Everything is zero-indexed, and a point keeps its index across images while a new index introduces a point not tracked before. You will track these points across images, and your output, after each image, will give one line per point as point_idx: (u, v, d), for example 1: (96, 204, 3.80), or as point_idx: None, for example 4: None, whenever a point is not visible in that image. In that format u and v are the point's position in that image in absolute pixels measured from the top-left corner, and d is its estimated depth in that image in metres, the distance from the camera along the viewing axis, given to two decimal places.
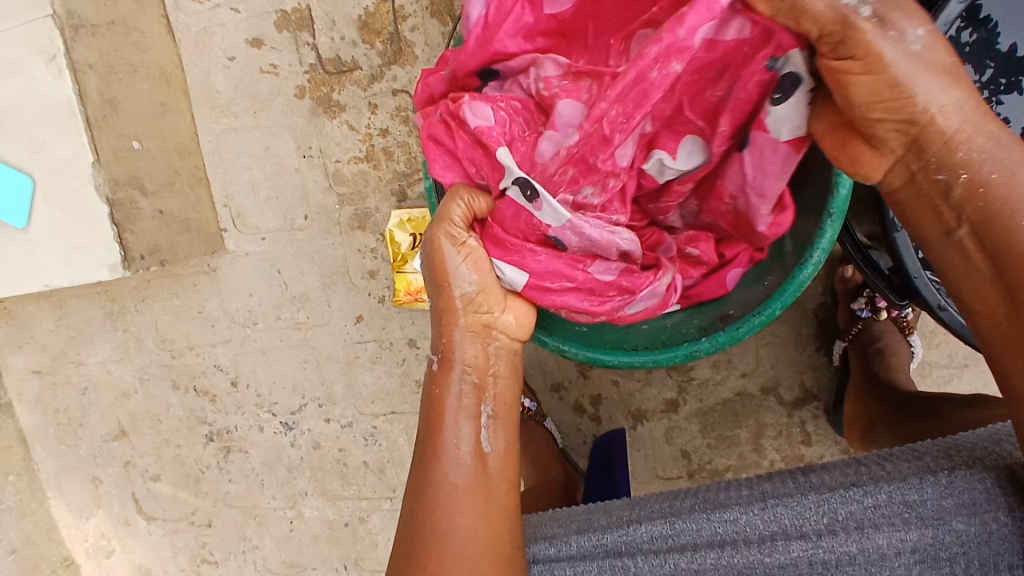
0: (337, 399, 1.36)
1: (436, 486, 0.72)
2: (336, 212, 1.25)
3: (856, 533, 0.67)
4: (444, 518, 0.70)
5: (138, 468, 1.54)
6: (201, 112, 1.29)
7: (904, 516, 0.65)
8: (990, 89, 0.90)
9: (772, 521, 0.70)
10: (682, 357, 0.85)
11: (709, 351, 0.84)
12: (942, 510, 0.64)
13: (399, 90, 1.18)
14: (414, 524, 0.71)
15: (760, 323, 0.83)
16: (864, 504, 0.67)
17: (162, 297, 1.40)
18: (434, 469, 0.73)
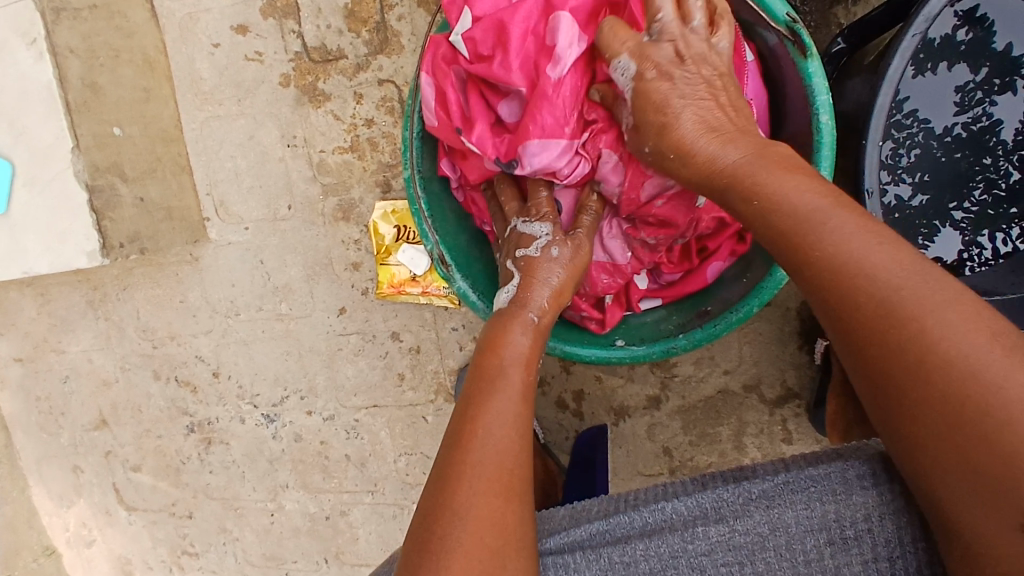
0: (319, 391, 1.35)
1: (464, 456, 0.68)
2: (319, 202, 1.24)
3: (768, 512, 0.67)
4: (470, 482, 0.66)
5: (119, 458, 1.53)
6: (185, 98, 1.25)
7: (811, 492, 0.67)
8: (984, 90, 0.89)
9: (693, 502, 0.70)
10: (660, 353, 0.85)
11: (686, 347, 0.83)
12: (845, 483, 0.66)
13: (385, 80, 1.17)
14: (438, 500, 0.66)
15: (738, 319, 0.83)
16: (776, 482, 0.68)
17: (144, 286, 1.38)
18: (461, 477, 0.66)
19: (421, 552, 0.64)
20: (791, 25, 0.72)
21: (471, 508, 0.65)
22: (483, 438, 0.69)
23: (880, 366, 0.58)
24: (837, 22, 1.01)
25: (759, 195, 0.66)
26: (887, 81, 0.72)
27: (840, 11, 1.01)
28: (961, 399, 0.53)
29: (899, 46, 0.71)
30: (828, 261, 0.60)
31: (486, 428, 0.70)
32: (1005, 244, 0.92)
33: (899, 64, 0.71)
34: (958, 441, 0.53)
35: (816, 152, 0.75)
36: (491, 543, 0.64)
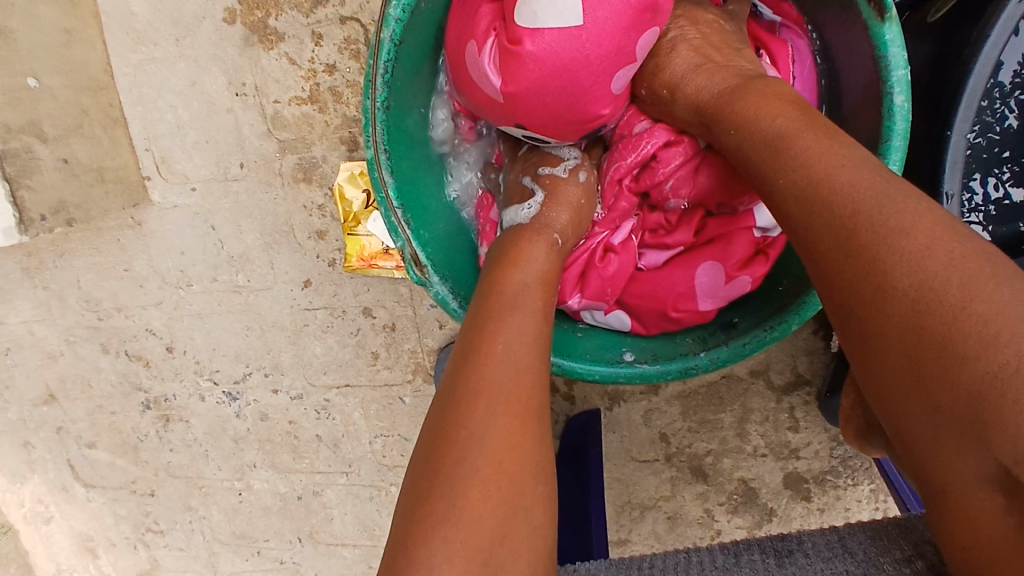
0: (284, 369, 1.23)
1: (477, 378, 0.58)
2: (276, 160, 1.08)
3: None
4: (472, 427, 0.56)
5: (72, 434, 1.41)
6: (116, 37, 1.07)
7: None
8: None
9: None
10: (677, 372, 0.76)
11: (706, 368, 0.74)
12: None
13: (349, 18, 1.00)
14: (435, 451, 0.56)
15: (771, 340, 0.73)
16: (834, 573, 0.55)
17: (83, 252, 1.23)
18: (463, 413, 0.57)
19: (422, 498, 0.54)
20: None
21: (485, 437, 0.55)
22: (498, 358, 0.60)
23: (858, 298, 0.52)
24: None
25: (738, 123, 0.66)
26: (985, 55, 0.66)
27: None
28: (956, 347, 0.46)
29: (986, 29, 0.66)
30: (797, 193, 0.58)
31: (489, 368, 0.59)
32: (997, 189, 0.80)
33: (989, 50, 0.66)
34: (935, 365, 0.47)
35: (886, 141, 0.68)
36: (502, 487, 0.54)
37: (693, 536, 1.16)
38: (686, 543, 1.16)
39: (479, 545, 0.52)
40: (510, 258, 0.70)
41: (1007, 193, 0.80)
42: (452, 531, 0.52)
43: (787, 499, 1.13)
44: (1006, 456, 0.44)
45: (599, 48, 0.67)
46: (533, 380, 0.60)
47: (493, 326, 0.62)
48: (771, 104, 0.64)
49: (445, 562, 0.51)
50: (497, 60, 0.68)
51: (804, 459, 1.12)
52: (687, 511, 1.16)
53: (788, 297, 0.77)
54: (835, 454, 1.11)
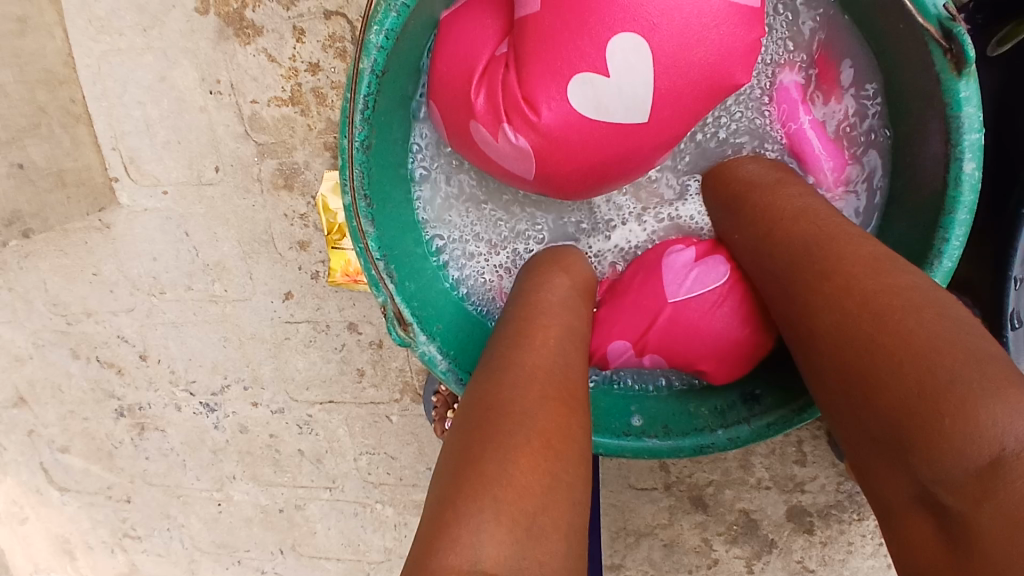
0: (264, 382, 1.16)
1: (516, 360, 0.58)
2: (255, 165, 0.99)
3: None
4: (520, 398, 0.53)
5: (44, 438, 1.35)
6: (76, 26, 0.97)
7: None
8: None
9: None
10: (692, 450, 0.70)
11: (725, 449, 0.69)
12: None
13: (334, 13, 0.90)
14: (473, 417, 0.53)
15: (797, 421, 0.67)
16: None
17: (49, 254, 1.15)
18: (511, 387, 0.54)
19: (467, 463, 0.48)
20: (948, 26, 0.54)
21: (530, 406, 0.53)
22: (548, 350, 0.59)
23: (800, 337, 0.54)
24: None
25: (715, 184, 0.73)
26: None
27: None
28: (877, 378, 0.45)
29: None
30: (751, 248, 0.63)
31: (538, 350, 0.59)
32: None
33: None
34: (857, 390, 0.47)
35: (951, 208, 0.60)
36: (554, 454, 0.50)
37: (690, 566, 1.11)
38: (682, 572, 1.12)
39: (525, 510, 0.46)
40: (562, 266, 0.72)
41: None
42: (502, 491, 0.46)
43: (789, 532, 1.07)
44: (925, 477, 0.42)
45: (648, 129, 0.61)
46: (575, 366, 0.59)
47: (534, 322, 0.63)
48: (744, 163, 0.72)
49: (492, 526, 0.45)
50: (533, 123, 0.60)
51: (810, 494, 1.06)
52: (686, 539, 1.11)
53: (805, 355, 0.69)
54: (843, 489, 1.05)
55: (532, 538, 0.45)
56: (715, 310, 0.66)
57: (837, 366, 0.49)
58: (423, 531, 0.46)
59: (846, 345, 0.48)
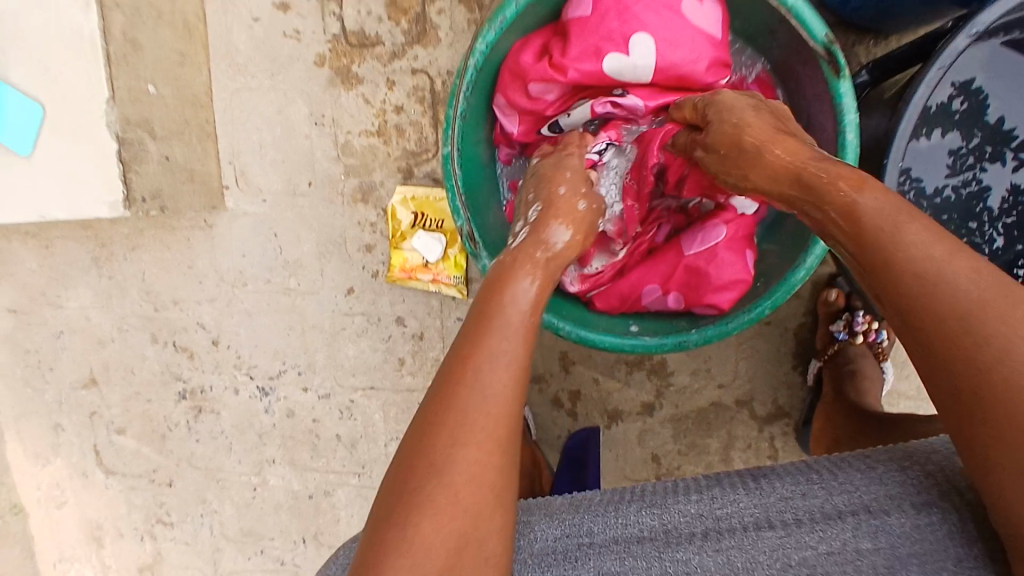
0: (317, 369, 1.36)
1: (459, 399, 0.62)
2: (340, 182, 1.26)
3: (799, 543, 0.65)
4: (445, 441, 0.60)
5: (105, 419, 1.50)
6: (218, 67, 1.25)
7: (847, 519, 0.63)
8: (975, 155, 0.98)
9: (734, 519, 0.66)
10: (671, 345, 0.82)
11: (697, 343, 0.81)
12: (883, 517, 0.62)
13: (418, 71, 1.20)
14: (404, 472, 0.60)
15: (750, 320, 0.81)
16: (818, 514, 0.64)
17: (152, 248, 1.38)
18: (449, 413, 0.61)
19: (405, 498, 0.59)
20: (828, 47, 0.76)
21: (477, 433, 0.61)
22: (481, 385, 0.62)
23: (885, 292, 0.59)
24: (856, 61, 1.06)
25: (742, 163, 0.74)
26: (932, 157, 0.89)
27: (860, 50, 1.06)
28: (935, 346, 0.55)
29: (924, 76, 0.75)
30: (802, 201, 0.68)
31: (476, 381, 0.63)
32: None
33: (923, 93, 0.75)
34: (944, 349, 0.54)
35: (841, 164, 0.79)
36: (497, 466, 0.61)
37: None
38: None
39: (446, 538, 0.58)
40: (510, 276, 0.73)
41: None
42: (425, 524, 0.58)
43: None
44: (1022, 450, 0.50)
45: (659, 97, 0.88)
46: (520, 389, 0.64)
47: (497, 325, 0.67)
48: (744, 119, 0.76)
49: (427, 533, 0.58)
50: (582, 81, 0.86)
51: None
52: None
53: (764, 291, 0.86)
54: None
55: (458, 560, 0.58)
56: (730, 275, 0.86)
57: (928, 321, 0.55)
58: (369, 536, 0.60)
59: (937, 321, 0.55)
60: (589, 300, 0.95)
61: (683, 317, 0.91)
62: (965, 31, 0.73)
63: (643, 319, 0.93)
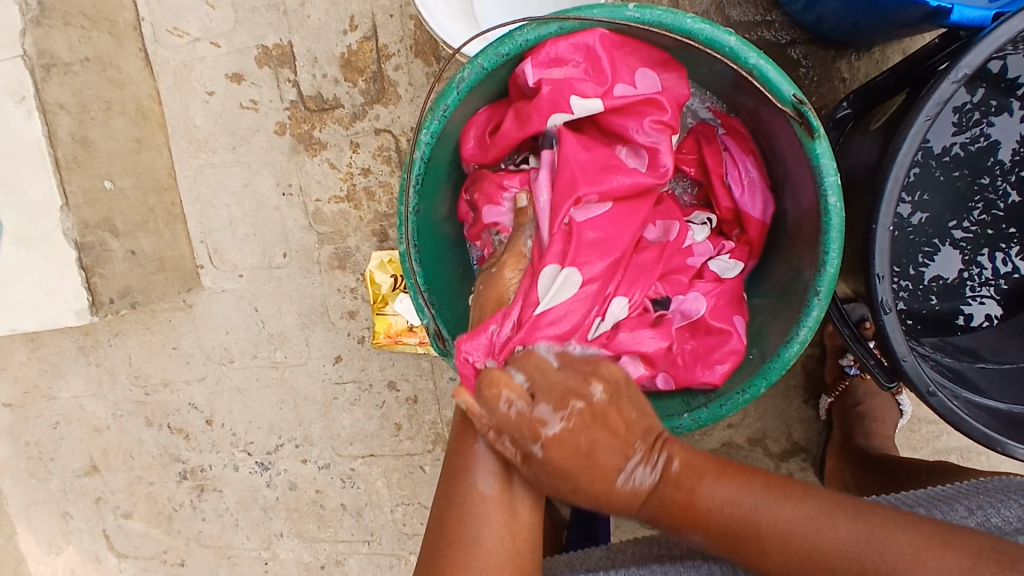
0: (314, 440, 1.32)
1: (460, 532, 0.67)
2: (316, 251, 1.22)
3: None
4: None
5: (110, 505, 1.48)
6: (179, 147, 1.22)
7: None
8: (981, 110, 0.91)
9: (731, 571, 0.74)
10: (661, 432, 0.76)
11: (690, 430, 0.75)
12: None
13: (382, 130, 1.15)
14: None
15: (744, 401, 0.75)
16: None
17: (136, 332, 1.35)
18: None
19: None
20: (797, 107, 0.66)
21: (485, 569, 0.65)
22: None
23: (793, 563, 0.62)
24: (839, 76, 1.00)
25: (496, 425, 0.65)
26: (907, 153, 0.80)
27: (842, 65, 1.00)
28: None
29: (908, 128, 0.67)
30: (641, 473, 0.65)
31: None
32: (1004, 265, 0.96)
33: (910, 146, 0.67)
34: None
35: (825, 233, 0.70)
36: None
37: None
38: None
39: None
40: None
41: (1013, 267, 0.96)
42: None
43: None
44: None
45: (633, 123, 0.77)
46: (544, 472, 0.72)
47: (484, 430, 0.70)
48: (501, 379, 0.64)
49: None
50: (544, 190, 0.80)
51: None
52: None
53: (756, 364, 0.79)
54: None
55: None
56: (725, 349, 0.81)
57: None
58: None
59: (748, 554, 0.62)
60: None
61: (677, 396, 0.84)
62: (952, 76, 0.64)
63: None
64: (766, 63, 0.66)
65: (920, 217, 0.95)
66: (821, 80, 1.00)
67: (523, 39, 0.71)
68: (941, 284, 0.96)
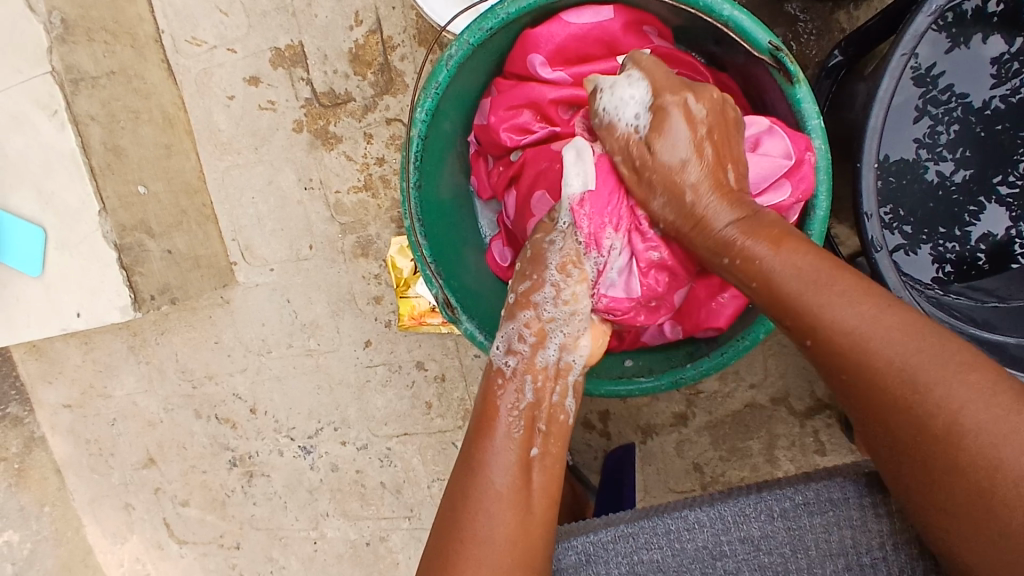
0: (351, 422, 1.38)
1: (472, 528, 0.66)
2: (339, 240, 1.28)
3: (790, 534, 0.74)
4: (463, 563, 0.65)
5: (168, 494, 1.56)
6: (205, 150, 1.29)
7: (829, 516, 0.73)
8: (1020, 60, 0.91)
9: (718, 519, 0.75)
10: (668, 384, 0.81)
11: (695, 379, 0.79)
12: (861, 509, 0.72)
13: (393, 119, 1.20)
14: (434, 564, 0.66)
15: (746, 347, 0.78)
16: (796, 501, 0.74)
17: (180, 330, 1.44)
18: (463, 544, 0.65)
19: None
20: (774, 53, 0.67)
21: (493, 565, 0.64)
22: (485, 538, 0.65)
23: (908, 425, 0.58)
24: (839, 27, 1.00)
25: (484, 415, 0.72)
26: (879, 102, 0.69)
27: (841, 17, 1.00)
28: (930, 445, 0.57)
29: (887, 65, 0.69)
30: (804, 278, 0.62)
31: (484, 518, 0.66)
32: None
33: (890, 84, 0.69)
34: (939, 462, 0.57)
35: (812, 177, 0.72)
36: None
37: None
38: None
39: None
40: (468, 533, 0.66)
41: None
42: None
43: None
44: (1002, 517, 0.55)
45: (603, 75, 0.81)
46: (555, 451, 0.73)
47: (502, 423, 0.71)
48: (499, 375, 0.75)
49: None
50: (728, 301, 0.82)
51: None
52: None
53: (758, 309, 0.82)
54: None
55: None
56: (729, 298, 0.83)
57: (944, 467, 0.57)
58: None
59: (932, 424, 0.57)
60: None
61: (685, 346, 0.89)
62: (924, 10, 0.67)
63: (641, 353, 0.91)
64: (740, 13, 0.68)
65: (962, 174, 0.94)
66: (821, 34, 1.01)
67: (505, 12, 0.74)
68: (989, 241, 0.95)
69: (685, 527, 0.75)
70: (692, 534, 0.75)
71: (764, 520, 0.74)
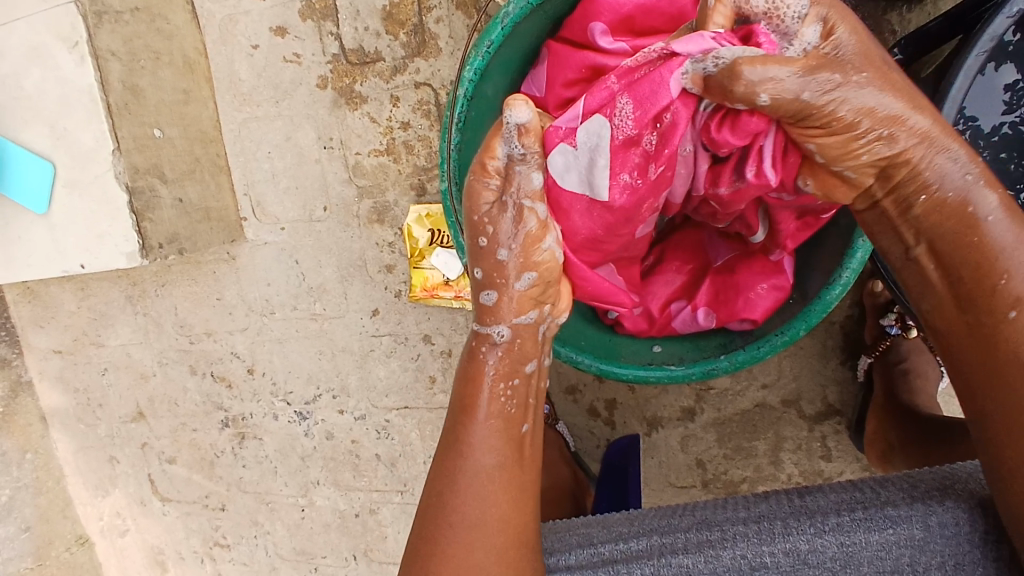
0: (351, 391, 1.36)
1: (457, 514, 0.67)
2: (355, 205, 1.24)
3: (841, 550, 0.68)
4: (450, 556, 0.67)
5: (155, 450, 1.53)
6: (224, 100, 1.25)
7: (888, 534, 0.67)
8: None
9: (761, 530, 0.71)
10: (699, 373, 0.80)
11: (727, 371, 0.77)
12: (927, 530, 0.67)
13: (422, 83, 1.16)
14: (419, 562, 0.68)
15: (782, 343, 0.77)
16: (851, 517, 0.70)
17: (181, 283, 1.40)
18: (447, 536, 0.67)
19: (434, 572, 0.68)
20: None
21: (488, 549, 0.67)
22: (475, 518, 0.67)
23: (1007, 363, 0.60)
24: (890, 27, 0.98)
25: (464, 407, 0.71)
26: (950, 100, 0.70)
27: (894, 17, 0.98)
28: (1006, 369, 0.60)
29: (961, 65, 0.69)
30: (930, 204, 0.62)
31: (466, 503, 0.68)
32: None
33: (963, 82, 0.69)
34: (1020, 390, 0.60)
35: None
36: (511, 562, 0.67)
37: None
38: None
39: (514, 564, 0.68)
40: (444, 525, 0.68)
41: None
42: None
43: None
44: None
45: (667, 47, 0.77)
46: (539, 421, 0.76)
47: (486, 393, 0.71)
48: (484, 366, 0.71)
49: None
50: (765, 298, 0.81)
51: None
52: None
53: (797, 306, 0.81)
54: None
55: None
56: (767, 289, 0.82)
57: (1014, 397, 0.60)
58: None
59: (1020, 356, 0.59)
60: (612, 323, 0.90)
61: (714, 337, 0.87)
62: (1006, 11, 0.67)
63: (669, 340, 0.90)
64: None
65: None
66: (872, 33, 0.99)
67: None
68: None
69: (722, 538, 0.72)
70: (730, 542, 0.71)
71: (812, 534, 0.70)
